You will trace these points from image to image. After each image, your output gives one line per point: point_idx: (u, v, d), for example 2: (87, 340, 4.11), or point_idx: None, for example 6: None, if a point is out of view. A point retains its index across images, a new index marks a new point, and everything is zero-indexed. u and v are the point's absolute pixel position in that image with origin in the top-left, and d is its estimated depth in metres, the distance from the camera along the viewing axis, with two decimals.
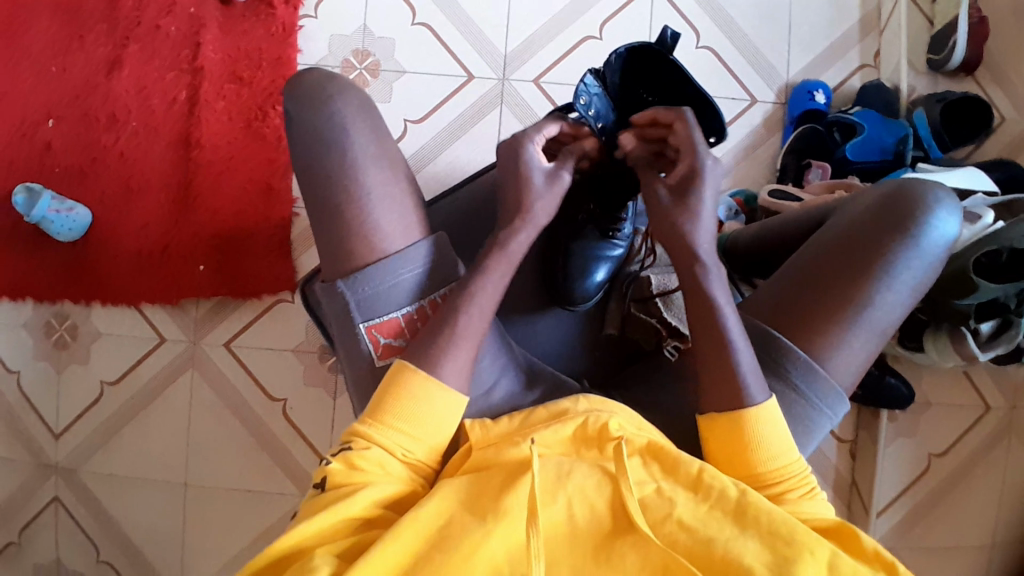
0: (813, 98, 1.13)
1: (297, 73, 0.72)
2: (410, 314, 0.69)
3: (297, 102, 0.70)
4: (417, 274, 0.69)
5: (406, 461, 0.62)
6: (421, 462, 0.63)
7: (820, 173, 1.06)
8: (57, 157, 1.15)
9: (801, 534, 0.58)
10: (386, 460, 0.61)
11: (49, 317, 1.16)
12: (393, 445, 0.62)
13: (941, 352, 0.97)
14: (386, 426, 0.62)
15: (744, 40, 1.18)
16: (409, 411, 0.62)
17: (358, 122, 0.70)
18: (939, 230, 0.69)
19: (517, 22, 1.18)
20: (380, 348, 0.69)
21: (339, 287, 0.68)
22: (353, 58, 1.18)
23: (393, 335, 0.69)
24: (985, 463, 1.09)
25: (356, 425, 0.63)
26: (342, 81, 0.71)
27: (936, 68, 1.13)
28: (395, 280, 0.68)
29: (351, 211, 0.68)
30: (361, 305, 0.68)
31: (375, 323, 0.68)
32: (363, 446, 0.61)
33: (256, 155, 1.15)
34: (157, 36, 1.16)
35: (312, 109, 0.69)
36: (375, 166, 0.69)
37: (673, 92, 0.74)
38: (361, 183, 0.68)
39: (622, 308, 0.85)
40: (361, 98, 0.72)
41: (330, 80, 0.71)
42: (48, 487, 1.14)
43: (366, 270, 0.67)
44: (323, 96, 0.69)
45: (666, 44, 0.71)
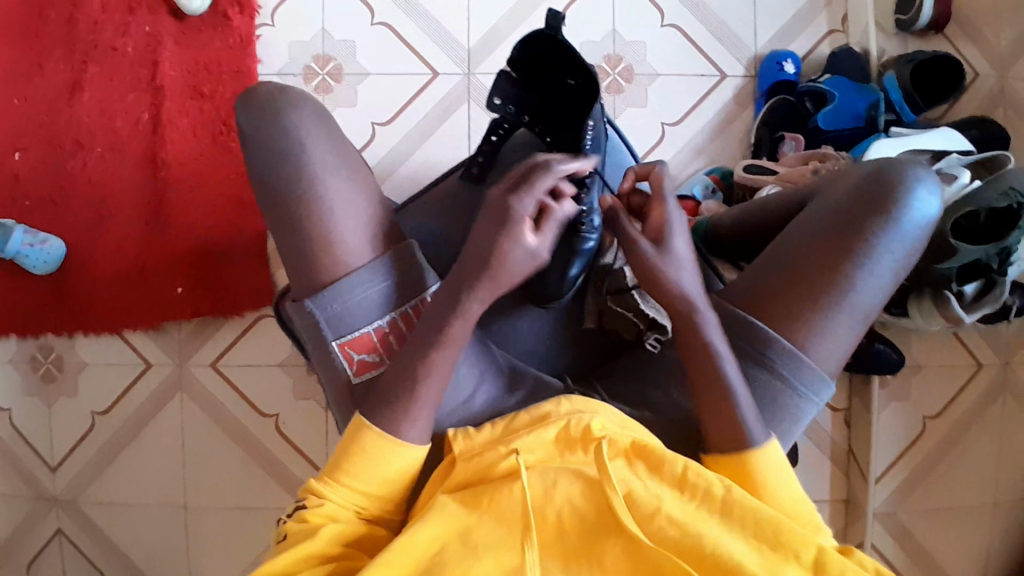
0: (783, 69, 1.11)
1: (247, 89, 0.72)
2: (380, 329, 0.70)
3: (249, 119, 0.70)
4: (378, 291, 0.70)
5: (359, 508, 0.65)
6: (375, 509, 0.66)
7: (794, 146, 1.04)
8: (25, 188, 1.14)
9: (788, 534, 0.58)
10: (338, 512, 0.64)
11: (35, 351, 1.15)
12: (345, 498, 0.65)
13: (926, 316, 0.96)
14: (337, 483, 0.65)
15: (710, 13, 1.16)
16: (365, 468, 0.64)
17: (315, 136, 0.69)
18: (920, 210, 0.68)
19: (478, 14, 1.16)
20: (355, 364, 0.70)
21: (308, 305, 0.69)
22: (315, 64, 1.16)
23: (367, 350, 0.70)
24: (981, 422, 1.08)
25: (312, 482, 0.66)
26: (291, 94, 0.71)
27: (905, 28, 1.11)
28: (361, 296, 0.69)
29: (314, 227, 0.68)
30: (331, 323, 0.69)
31: (347, 340, 0.69)
32: (317, 502, 0.64)
33: (225, 170, 1.14)
34: (114, 58, 1.15)
35: (262, 126, 0.69)
36: (333, 179, 0.69)
37: (569, 58, 0.73)
38: (320, 196, 0.68)
39: (598, 301, 0.84)
40: (313, 112, 0.71)
41: (279, 94, 0.71)
42: (51, 520, 1.15)
43: (332, 287, 0.68)
44: (274, 112, 0.69)
45: (554, 26, 0.72)
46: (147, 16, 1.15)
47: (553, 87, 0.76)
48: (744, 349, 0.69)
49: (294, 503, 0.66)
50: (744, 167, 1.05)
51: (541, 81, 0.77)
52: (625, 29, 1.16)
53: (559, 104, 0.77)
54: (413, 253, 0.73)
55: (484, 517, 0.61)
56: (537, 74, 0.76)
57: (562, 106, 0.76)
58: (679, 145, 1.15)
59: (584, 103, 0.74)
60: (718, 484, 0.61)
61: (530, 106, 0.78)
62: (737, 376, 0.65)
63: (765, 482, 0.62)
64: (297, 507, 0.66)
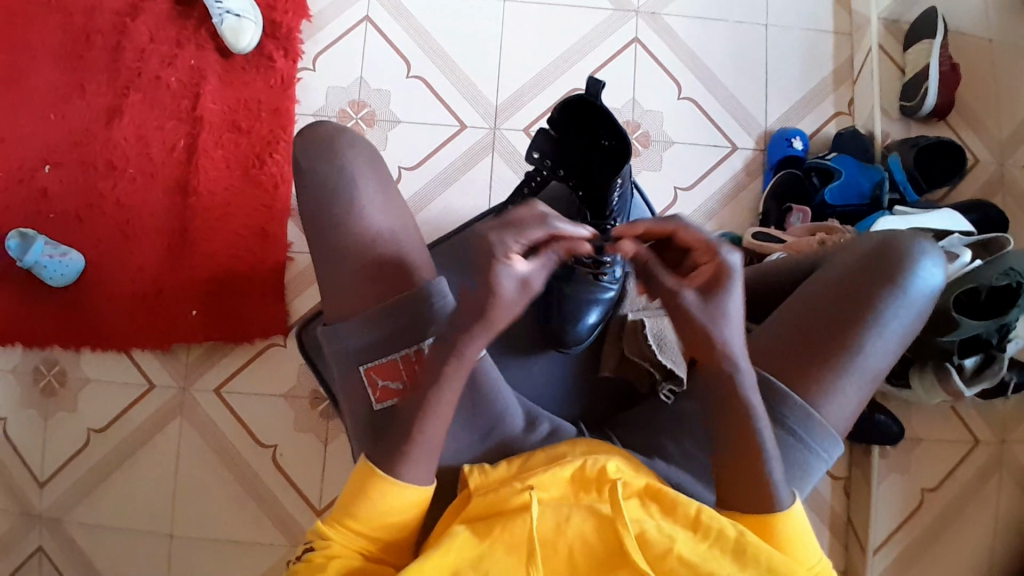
0: (791, 145, 1.18)
1: (307, 126, 0.77)
2: (406, 359, 0.69)
3: (308, 153, 0.74)
4: (393, 329, 0.69)
5: (365, 547, 0.65)
6: (381, 549, 0.66)
7: (802, 217, 1.10)
8: (52, 203, 1.17)
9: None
10: (342, 553, 0.64)
11: (39, 362, 1.15)
12: (348, 536, 0.65)
13: (927, 389, 0.99)
14: (341, 521, 0.65)
15: (724, 90, 1.24)
16: (368, 508, 0.65)
17: (365, 171, 0.74)
18: (925, 280, 0.72)
19: (509, 74, 1.24)
20: (378, 391, 0.70)
21: (340, 328, 0.70)
22: (350, 109, 1.22)
23: (391, 378, 0.70)
24: (978, 500, 1.09)
25: (321, 523, 0.66)
26: (351, 133, 0.76)
27: (909, 114, 1.19)
28: (383, 330, 0.69)
29: (354, 254, 0.71)
30: (358, 348, 0.70)
31: (373, 366, 0.70)
32: (325, 543, 0.64)
33: (252, 202, 1.17)
34: (157, 87, 1.20)
35: (320, 158, 0.74)
36: (376, 213, 0.73)
37: (607, 123, 0.78)
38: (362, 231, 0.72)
39: (619, 348, 0.86)
40: (365, 150, 0.76)
41: (340, 133, 0.76)
42: (31, 538, 1.11)
43: (361, 315, 0.70)
44: (334, 148, 0.74)
45: (595, 92, 0.77)
46: (194, 51, 1.20)
47: (586, 146, 0.83)
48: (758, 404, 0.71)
49: (302, 545, 0.66)
50: (753, 234, 1.10)
51: (574, 139, 0.83)
52: (644, 98, 1.23)
53: (594, 161, 0.83)
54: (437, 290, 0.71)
55: (495, 544, 0.60)
56: (576, 135, 0.82)
57: (598, 164, 0.82)
58: (690, 211, 1.20)
59: (618, 166, 0.80)
60: (729, 526, 0.61)
61: (563, 162, 0.85)
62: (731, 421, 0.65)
63: (791, 539, 0.65)
64: (305, 549, 0.66)
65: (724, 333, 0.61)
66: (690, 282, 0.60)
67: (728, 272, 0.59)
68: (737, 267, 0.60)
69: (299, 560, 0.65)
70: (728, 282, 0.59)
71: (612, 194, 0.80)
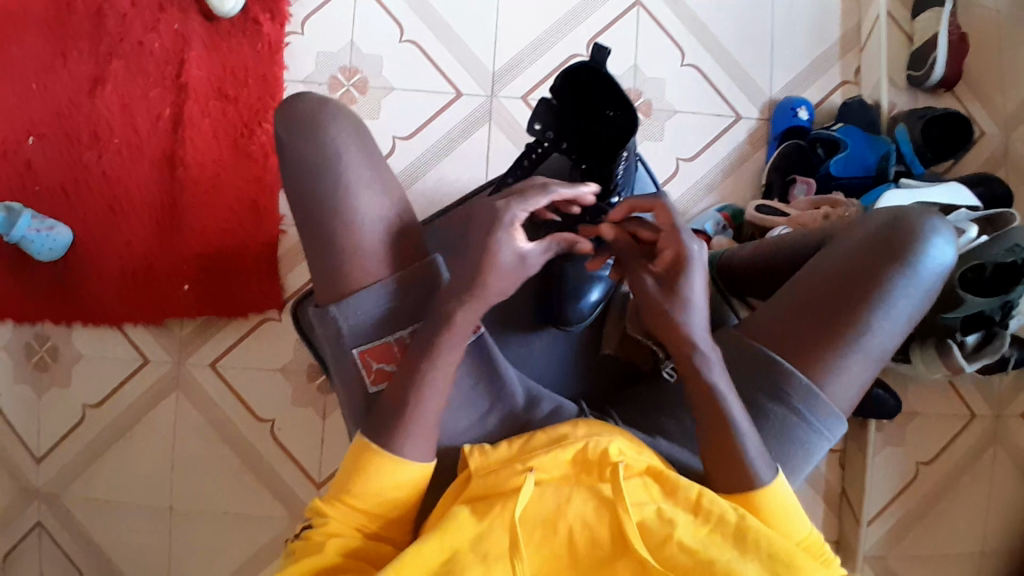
0: (797, 115, 1.15)
1: (288, 99, 0.72)
2: (399, 341, 0.69)
3: (288, 126, 0.70)
4: (390, 308, 0.69)
5: (364, 525, 0.64)
6: (380, 527, 0.65)
7: (805, 189, 1.08)
8: (36, 176, 1.13)
9: (801, 560, 0.58)
10: (340, 529, 0.64)
11: (30, 339, 1.13)
12: (346, 514, 0.64)
13: (928, 364, 0.98)
14: (339, 498, 0.64)
15: (728, 57, 1.20)
16: (365, 485, 0.63)
17: (352, 147, 0.69)
18: (935, 258, 0.71)
19: (506, 40, 1.19)
20: (372, 373, 0.70)
21: (332, 312, 0.68)
22: (342, 76, 1.17)
23: (385, 360, 0.70)
24: (971, 472, 1.10)
25: (318, 500, 0.66)
26: (333, 105, 0.71)
27: (916, 85, 1.15)
28: (378, 309, 0.68)
29: (344, 236, 0.68)
30: (351, 330, 0.69)
31: (367, 349, 0.69)
32: (322, 521, 0.64)
33: (242, 173, 1.14)
34: (140, 54, 1.15)
35: (304, 133, 0.69)
36: (369, 189, 0.69)
37: (611, 92, 0.75)
38: (353, 207, 0.68)
39: (619, 328, 0.85)
40: (353, 120, 0.71)
41: (322, 105, 0.71)
42: (30, 512, 1.11)
43: (355, 296, 0.68)
44: (318, 122, 0.69)
45: (598, 59, 0.74)
46: (177, 15, 1.16)
47: (590, 119, 0.80)
48: (761, 382, 0.71)
49: (301, 522, 0.66)
50: (755, 207, 1.08)
51: (577, 110, 0.80)
52: (646, 66, 1.19)
53: (597, 134, 0.80)
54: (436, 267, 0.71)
55: (494, 523, 0.60)
56: (579, 104, 0.80)
57: (601, 137, 0.79)
58: (691, 183, 1.17)
59: (620, 137, 0.77)
60: (728, 507, 0.61)
61: (567, 134, 0.82)
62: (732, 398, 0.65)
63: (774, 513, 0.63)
64: (304, 526, 0.66)
65: (688, 318, 0.64)
66: (656, 268, 0.66)
67: (687, 260, 0.63)
68: (699, 257, 0.64)
69: (297, 538, 0.64)
70: (687, 269, 0.63)
71: (617, 170, 0.77)
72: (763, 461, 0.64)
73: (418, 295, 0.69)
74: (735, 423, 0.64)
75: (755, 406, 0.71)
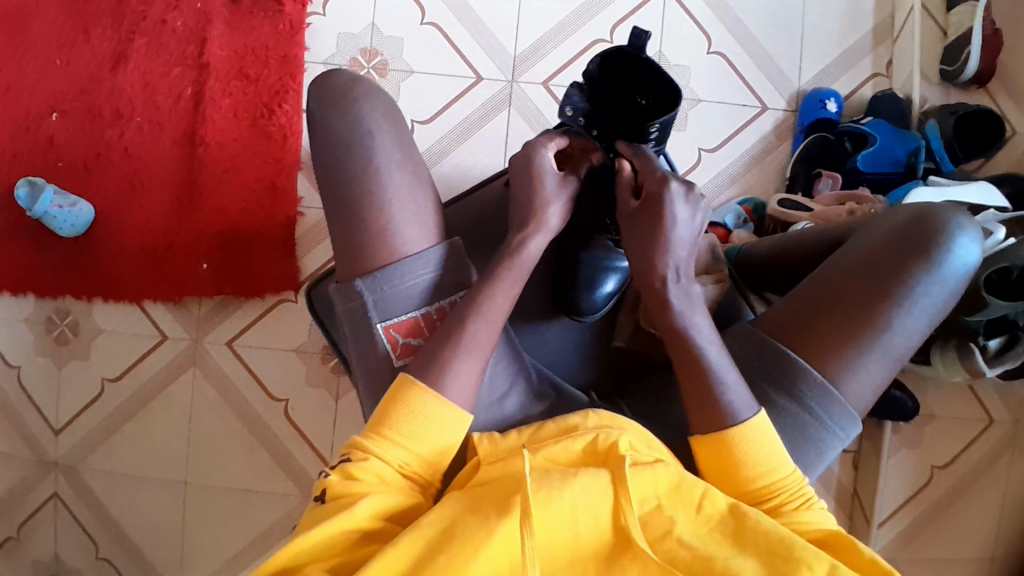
0: (825, 107, 1.12)
1: (322, 74, 0.70)
2: (427, 314, 0.67)
3: (323, 101, 0.68)
4: (423, 279, 0.67)
5: (402, 471, 0.61)
6: (419, 473, 0.62)
7: (831, 184, 1.05)
8: (59, 151, 1.14)
9: (800, 549, 0.57)
10: (383, 469, 0.60)
11: (51, 313, 1.15)
12: (391, 456, 0.61)
13: (948, 367, 0.96)
14: (383, 437, 0.62)
15: (757, 45, 1.17)
16: (410, 422, 0.62)
17: (384, 125, 0.68)
18: (961, 257, 0.69)
19: (528, 24, 1.17)
20: (398, 347, 0.67)
21: (358, 286, 0.66)
22: (361, 57, 1.17)
23: (411, 334, 0.67)
24: (988, 477, 1.09)
25: (356, 438, 0.63)
26: (369, 83, 0.70)
27: (949, 79, 1.12)
28: (411, 281, 0.66)
29: (375, 216, 0.66)
30: (378, 304, 0.66)
31: (393, 323, 0.67)
32: (361, 457, 0.61)
33: (261, 153, 1.14)
34: (163, 31, 1.15)
35: (334, 110, 0.67)
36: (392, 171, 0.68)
37: (652, 82, 0.72)
38: (385, 186, 0.66)
39: (633, 319, 0.83)
40: (388, 101, 0.70)
41: (357, 82, 0.70)
42: (48, 483, 1.14)
43: (383, 269, 0.66)
44: (349, 98, 0.67)
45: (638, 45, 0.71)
46: None
47: (619, 107, 0.76)
48: (774, 377, 0.70)
49: (335, 458, 0.62)
50: (778, 201, 1.06)
51: (609, 103, 0.77)
52: (671, 53, 1.17)
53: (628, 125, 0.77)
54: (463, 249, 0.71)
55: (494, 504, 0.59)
56: (613, 92, 0.76)
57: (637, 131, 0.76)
58: (714, 173, 1.15)
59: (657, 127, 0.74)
60: (724, 502, 0.61)
61: (603, 124, 0.77)
62: (739, 391, 0.65)
63: (750, 449, 0.64)
64: (338, 462, 0.62)
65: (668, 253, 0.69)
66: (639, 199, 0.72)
67: (670, 190, 0.70)
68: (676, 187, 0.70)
69: (332, 473, 0.61)
70: (667, 202, 0.69)
71: (646, 139, 0.74)
72: (746, 404, 0.65)
73: (441, 274, 0.68)
74: (733, 415, 0.64)
75: (767, 401, 0.70)
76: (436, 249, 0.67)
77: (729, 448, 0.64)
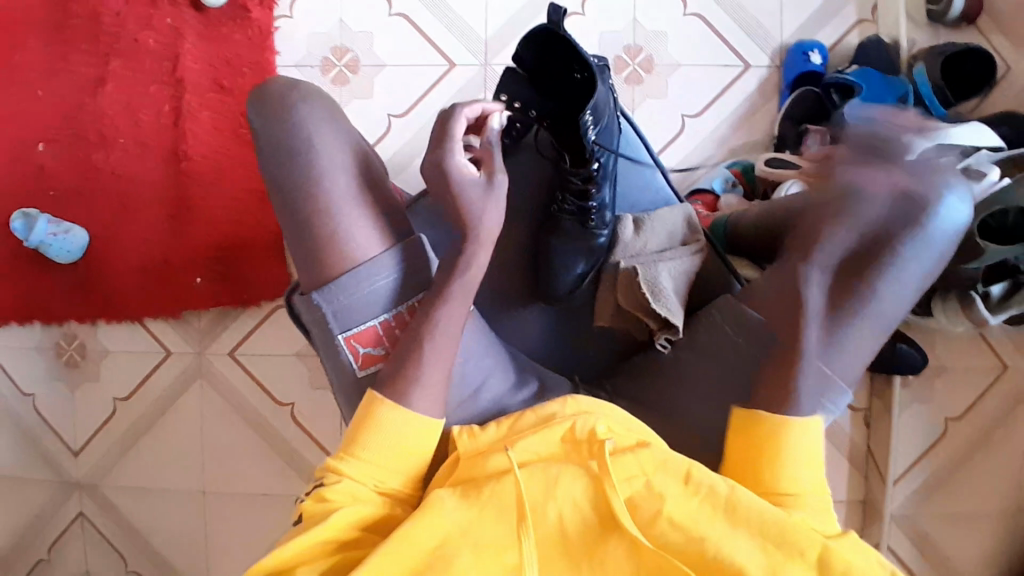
0: (809, 59, 1.08)
1: (263, 81, 0.70)
2: (387, 322, 0.67)
3: (282, 104, 0.67)
4: (381, 284, 0.66)
5: (379, 490, 0.60)
6: (395, 488, 0.61)
7: (819, 140, 1.02)
8: (50, 180, 1.16)
9: (793, 532, 0.56)
10: (357, 488, 0.59)
11: (59, 338, 1.18)
12: (363, 475, 0.60)
13: (950, 317, 0.93)
14: (354, 458, 0.60)
15: (735, 2, 1.13)
16: (378, 438, 0.60)
17: (335, 128, 0.67)
18: (951, 217, 0.66)
19: (497, 5, 1.15)
20: (360, 358, 0.67)
21: (316, 299, 0.66)
22: (333, 56, 1.16)
23: (372, 344, 0.67)
24: (1007, 426, 1.06)
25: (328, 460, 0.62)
26: (306, 89, 0.69)
27: (936, 19, 1.07)
28: (367, 289, 0.66)
29: (337, 218, 0.65)
30: (338, 315, 0.66)
31: (353, 333, 0.66)
32: (333, 479, 0.60)
33: (244, 163, 1.15)
34: (136, 51, 1.16)
35: (284, 117, 0.66)
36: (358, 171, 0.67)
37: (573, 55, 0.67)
38: (344, 187, 0.66)
39: (613, 297, 0.79)
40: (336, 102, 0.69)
41: (292, 88, 0.68)
42: (72, 502, 1.18)
43: (336, 281, 0.65)
44: (304, 100, 0.66)
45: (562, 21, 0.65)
46: (168, 9, 1.15)
47: (561, 86, 0.71)
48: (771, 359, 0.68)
49: (311, 482, 0.61)
50: (766, 161, 1.03)
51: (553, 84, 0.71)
52: (645, 18, 1.13)
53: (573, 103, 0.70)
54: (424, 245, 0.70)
55: (486, 506, 0.58)
56: (551, 75, 0.71)
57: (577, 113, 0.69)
58: (700, 138, 1.12)
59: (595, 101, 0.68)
60: (722, 485, 0.59)
61: (552, 112, 0.71)
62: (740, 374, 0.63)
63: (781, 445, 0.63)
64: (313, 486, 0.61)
65: None
66: None
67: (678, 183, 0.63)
68: None
69: (307, 499, 0.60)
70: None
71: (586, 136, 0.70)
72: None
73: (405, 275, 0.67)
74: None
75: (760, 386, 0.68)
76: (392, 250, 0.67)
77: (760, 440, 0.64)
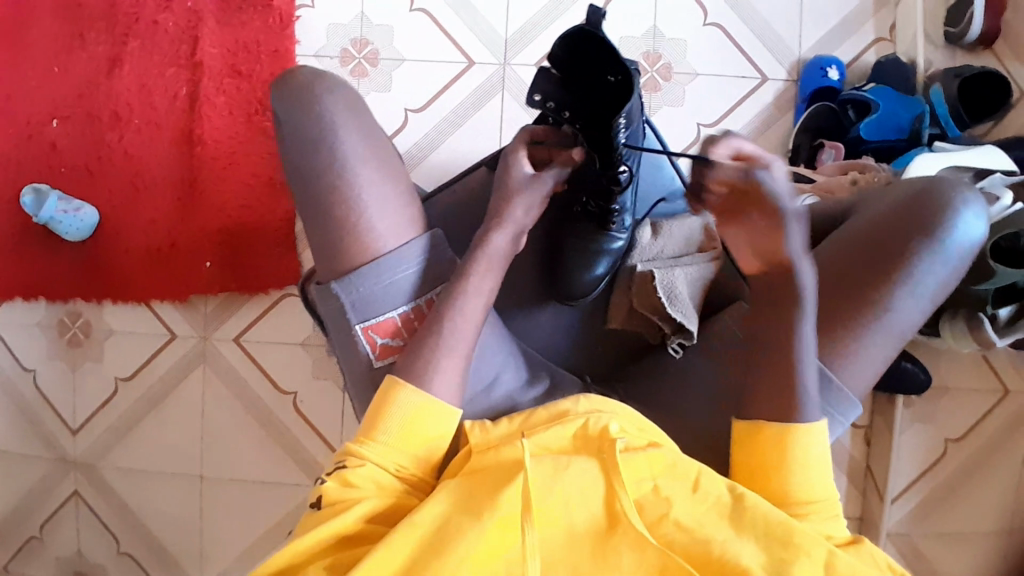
0: (827, 74, 1.09)
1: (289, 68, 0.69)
2: (406, 314, 0.67)
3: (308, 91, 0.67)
4: (406, 275, 0.67)
5: (399, 475, 0.61)
6: (415, 473, 0.61)
7: (834, 154, 1.02)
8: (62, 158, 1.16)
9: (799, 534, 0.56)
10: (379, 473, 0.60)
11: (63, 316, 1.18)
12: (385, 458, 0.60)
13: (958, 338, 0.94)
14: (377, 441, 0.61)
15: (756, 15, 1.13)
16: (402, 422, 0.61)
17: (363, 116, 0.67)
18: (967, 230, 0.66)
19: (518, 5, 1.15)
20: (377, 348, 0.67)
21: (334, 289, 0.66)
22: (353, 48, 1.16)
23: (390, 335, 0.67)
24: (1005, 449, 1.06)
25: (349, 443, 0.62)
26: (337, 77, 0.68)
27: (954, 41, 1.08)
28: (389, 280, 0.66)
29: (358, 207, 0.65)
30: (355, 305, 0.66)
31: (371, 324, 0.66)
32: (356, 463, 0.60)
33: (258, 149, 1.15)
34: (155, 33, 1.15)
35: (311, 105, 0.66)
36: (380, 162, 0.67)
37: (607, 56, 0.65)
38: (369, 179, 0.66)
39: (626, 300, 0.80)
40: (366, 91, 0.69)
41: (317, 78, 0.67)
42: (68, 482, 1.17)
43: (357, 271, 0.65)
44: (331, 89, 0.66)
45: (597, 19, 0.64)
46: None
47: (592, 86, 0.69)
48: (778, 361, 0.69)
49: (330, 464, 0.61)
50: None
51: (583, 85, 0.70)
52: (666, 27, 1.14)
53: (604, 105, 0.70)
54: (443, 240, 0.71)
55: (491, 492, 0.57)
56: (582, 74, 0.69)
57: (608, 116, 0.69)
58: None
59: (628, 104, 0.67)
60: (727, 491, 0.60)
61: (582, 112, 0.70)
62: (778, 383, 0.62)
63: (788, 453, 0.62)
64: (333, 468, 0.61)
65: None
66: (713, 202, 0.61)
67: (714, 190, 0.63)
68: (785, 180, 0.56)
69: (328, 480, 0.59)
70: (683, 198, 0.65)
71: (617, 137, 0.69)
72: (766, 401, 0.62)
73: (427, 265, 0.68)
74: None
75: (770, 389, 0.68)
76: (419, 241, 0.67)
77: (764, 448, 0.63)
